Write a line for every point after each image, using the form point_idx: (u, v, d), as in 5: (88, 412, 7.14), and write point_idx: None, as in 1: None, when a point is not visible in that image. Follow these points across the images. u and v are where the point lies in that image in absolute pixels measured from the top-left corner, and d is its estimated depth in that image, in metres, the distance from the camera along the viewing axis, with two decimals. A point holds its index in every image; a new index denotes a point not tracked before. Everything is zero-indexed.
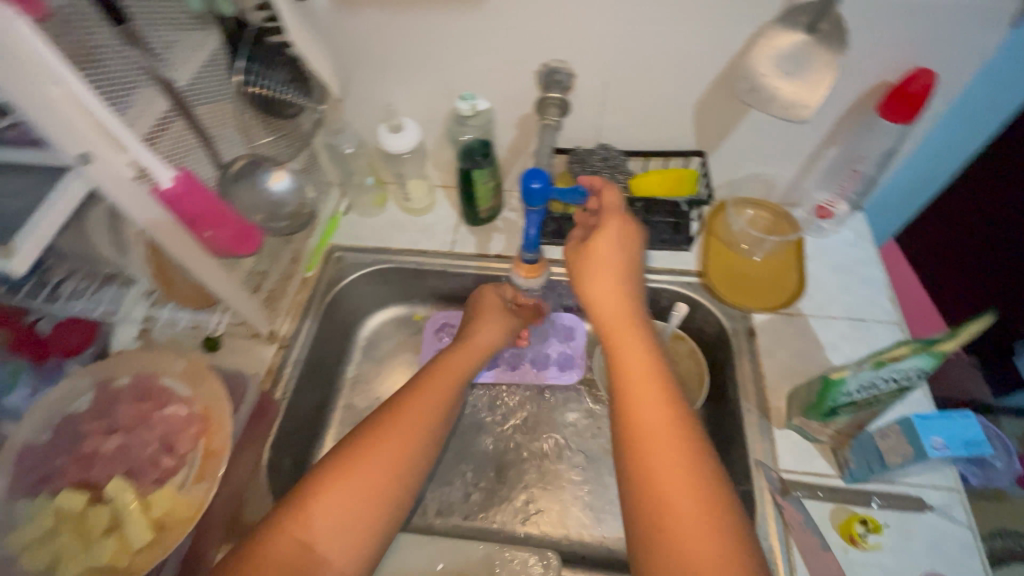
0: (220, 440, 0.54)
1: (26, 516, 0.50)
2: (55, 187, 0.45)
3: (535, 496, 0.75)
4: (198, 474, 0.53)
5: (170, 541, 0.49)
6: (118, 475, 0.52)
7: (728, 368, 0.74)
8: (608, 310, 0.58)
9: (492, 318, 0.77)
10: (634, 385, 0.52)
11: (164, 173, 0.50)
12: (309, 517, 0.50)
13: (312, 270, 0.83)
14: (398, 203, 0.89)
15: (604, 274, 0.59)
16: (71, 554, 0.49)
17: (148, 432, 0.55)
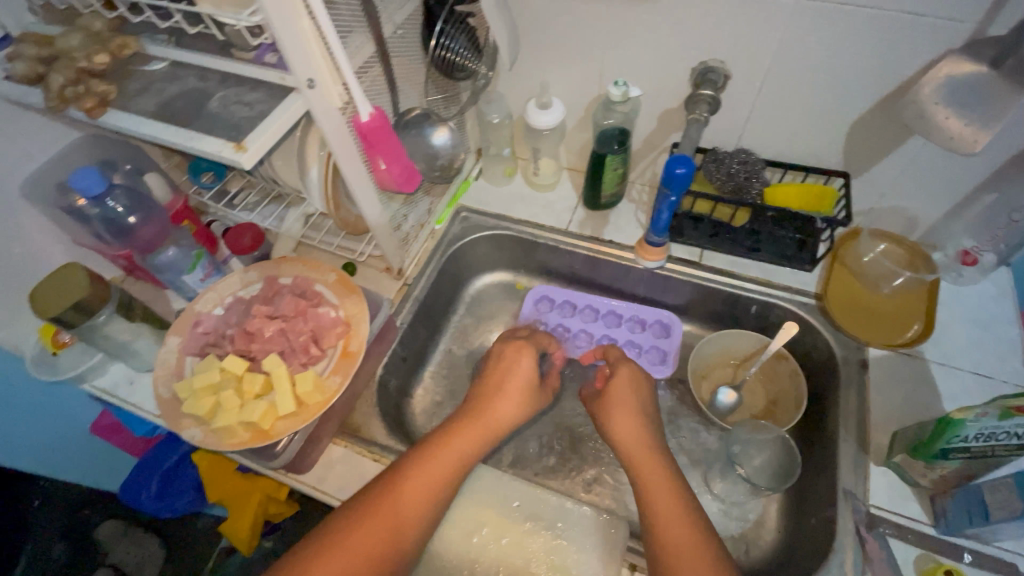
0: (357, 344, 0.62)
1: (199, 368, 0.60)
2: (281, 103, 0.55)
3: (605, 473, 0.78)
4: (335, 368, 0.61)
5: (307, 416, 0.57)
6: (274, 354, 0.60)
7: (830, 395, 0.73)
8: (631, 436, 0.62)
9: (519, 388, 0.68)
10: (656, 488, 0.56)
11: (365, 107, 0.57)
12: (388, 509, 0.53)
13: (441, 224, 0.91)
14: (525, 177, 0.95)
15: (624, 411, 0.64)
16: (227, 410, 0.57)
17: (301, 324, 0.63)
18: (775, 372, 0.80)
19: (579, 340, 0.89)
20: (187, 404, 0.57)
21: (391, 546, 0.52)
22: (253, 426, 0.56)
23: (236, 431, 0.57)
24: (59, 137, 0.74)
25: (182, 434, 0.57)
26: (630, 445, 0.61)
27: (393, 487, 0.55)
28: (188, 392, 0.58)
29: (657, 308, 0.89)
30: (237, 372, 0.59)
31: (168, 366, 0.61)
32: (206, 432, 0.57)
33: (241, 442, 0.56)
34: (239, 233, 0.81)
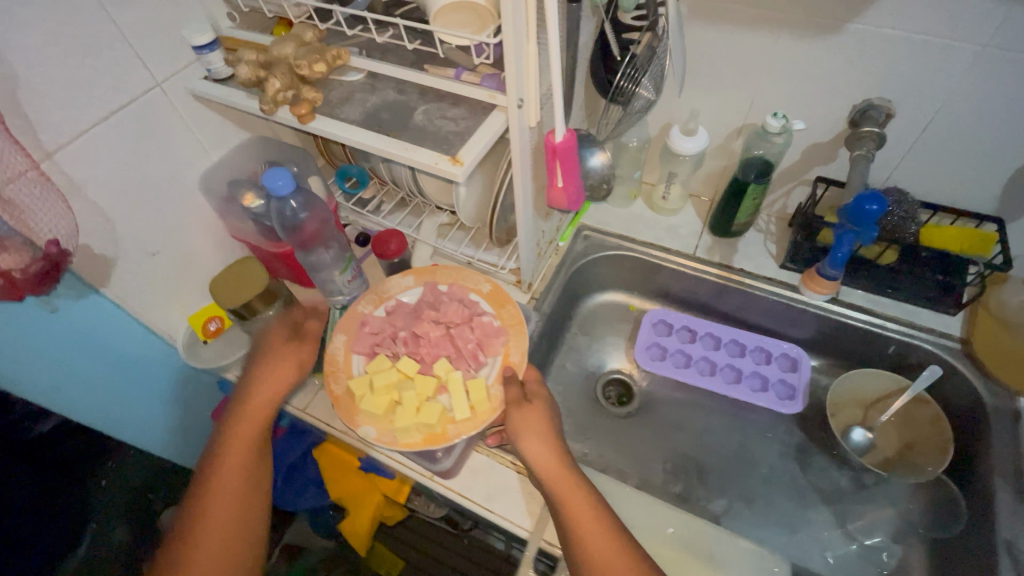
0: (519, 354, 0.63)
1: (372, 369, 0.61)
2: (485, 121, 0.57)
3: (734, 506, 0.76)
4: (499, 377, 0.62)
5: (478, 422, 0.58)
6: (445, 359, 0.62)
7: (979, 444, 0.71)
8: (546, 459, 0.56)
9: (290, 357, 0.67)
10: (580, 511, 0.53)
11: (562, 128, 0.58)
12: (235, 447, 0.61)
13: (564, 242, 0.92)
14: (648, 201, 0.96)
15: (538, 429, 0.57)
16: (404, 409, 0.58)
17: (469, 331, 0.64)
18: (911, 416, 0.77)
19: (701, 367, 0.88)
20: (366, 400, 0.59)
21: (251, 490, 0.60)
22: (429, 429, 0.57)
23: (412, 432, 0.57)
24: (232, 136, 0.78)
25: (358, 430, 0.58)
26: (546, 468, 0.55)
27: (240, 424, 0.62)
28: (364, 388, 0.60)
29: (781, 340, 0.88)
30: (408, 374, 0.61)
31: (339, 363, 0.63)
32: (382, 430, 0.58)
33: (414, 443, 0.57)
34: (386, 240, 0.81)
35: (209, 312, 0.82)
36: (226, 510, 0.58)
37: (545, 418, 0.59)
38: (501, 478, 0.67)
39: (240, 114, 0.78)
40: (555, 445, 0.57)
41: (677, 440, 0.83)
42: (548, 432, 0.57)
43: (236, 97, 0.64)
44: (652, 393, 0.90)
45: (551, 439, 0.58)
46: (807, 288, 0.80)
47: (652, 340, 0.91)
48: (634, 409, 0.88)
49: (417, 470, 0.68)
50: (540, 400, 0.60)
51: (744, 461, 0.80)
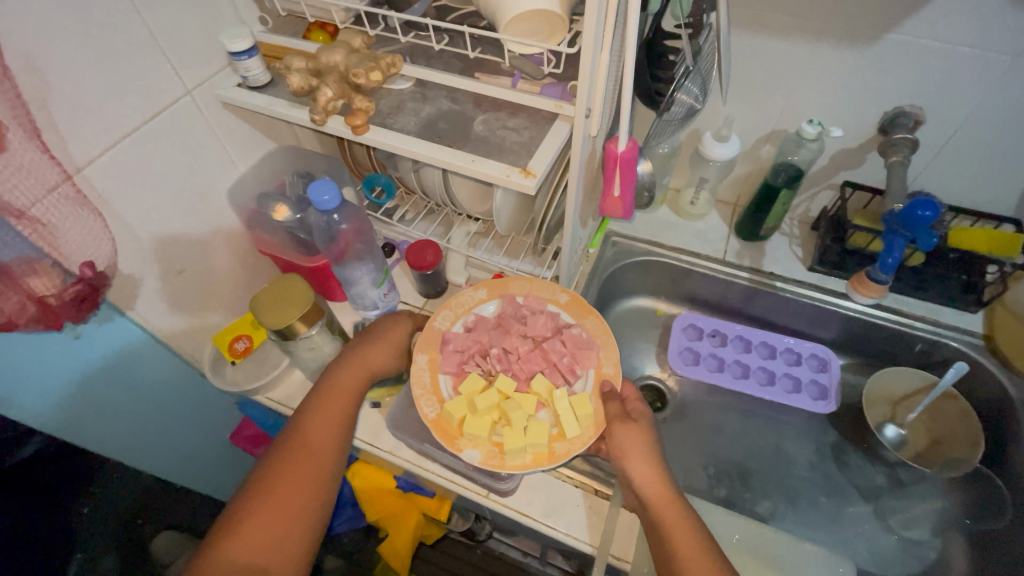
0: (614, 367, 0.60)
1: (465, 389, 0.58)
2: (549, 130, 0.55)
3: (779, 507, 0.77)
4: (598, 391, 0.59)
5: (588, 439, 0.55)
6: (540, 375, 0.59)
7: (1011, 438, 0.74)
8: (651, 483, 0.52)
9: (386, 342, 0.64)
10: (685, 540, 0.49)
11: (625, 138, 0.58)
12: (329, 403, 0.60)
13: (595, 248, 0.91)
14: (673, 206, 0.96)
15: (643, 449, 0.53)
16: (512, 430, 0.54)
17: (561, 344, 0.61)
18: (940, 411, 0.80)
19: (734, 370, 0.89)
20: (469, 422, 0.55)
21: (323, 467, 0.57)
22: (538, 449, 0.54)
23: (520, 454, 0.54)
24: (257, 145, 0.74)
25: (461, 454, 0.55)
26: (650, 492, 0.52)
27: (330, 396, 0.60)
28: (461, 410, 0.56)
29: (809, 342, 0.90)
30: (506, 392, 0.57)
31: (428, 385, 0.59)
32: (489, 453, 0.55)
33: (526, 465, 0.54)
34: (420, 250, 0.78)
35: (236, 330, 0.77)
36: (298, 485, 0.55)
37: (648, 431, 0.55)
38: (560, 492, 0.66)
39: (266, 122, 0.74)
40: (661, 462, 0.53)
41: (716, 444, 0.84)
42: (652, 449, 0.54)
43: (277, 106, 0.60)
44: (686, 398, 0.90)
45: (655, 460, 0.54)
46: (856, 291, 0.82)
47: (683, 345, 0.92)
48: (670, 415, 0.88)
49: (473, 487, 0.66)
50: (644, 418, 0.56)
51: (784, 463, 0.81)
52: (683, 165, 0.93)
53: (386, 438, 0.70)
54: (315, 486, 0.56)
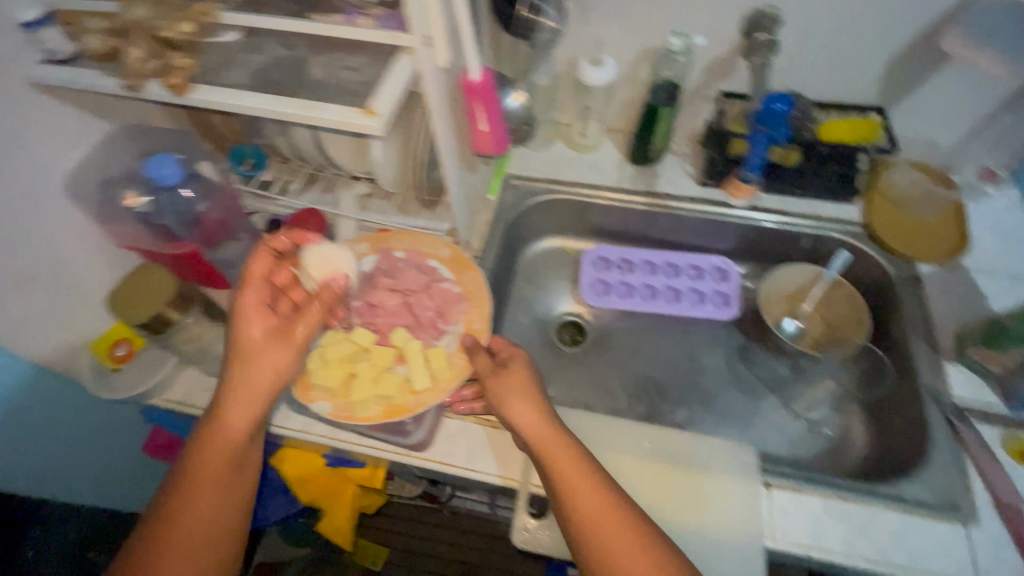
0: (481, 323, 0.61)
1: (323, 341, 0.58)
2: (391, 66, 0.52)
3: (696, 413, 0.81)
4: (461, 345, 0.59)
5: (439, 390, 0.56)
6: (403, 328, 0.59)
7: (891, 312, 0.80)
8: (537, 425, 0.54)
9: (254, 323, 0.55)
10: (576, 478, 0.51)
11: (475, 66, 0.56)
12: (235, 412, 0.53)
13: (493, 194, 0.89)
14: (566, 140, 0.94)
15: (525, 395, 0.55)
16: (362, 379, 0.56)
17: (428, 298, 0.62)
18: (832, 300, 0.85)
19: (645, 294, 0.91)
20: (321, 373, 0.56)
21: (234, 477, 0.53)
22: (388, 399, 0.55)
23: (370, 405, 0.55)
24: (90, 129, 0.67)
25: (311, 406, 0.55)
26: (540, 437, 0.53)
27: (236, 388, 0.53)
28: (317, 362, 0.57)
29: (710, 255, 0.93)
30: (366, 345, 0.59)
31: (289, 337, 0.59)
32: (338, 404, 0.55)
33: (374, 415, 0.55)
34: (301, 221, 0.74)
35: (114, 337, 0.71)
36: (212, 494, 0.52)
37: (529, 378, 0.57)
38: (481, 437, 0.66)
39: (94, 100, 0.66)
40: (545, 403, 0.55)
41: (635, 366, 0.87)
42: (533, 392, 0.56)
43: (88, 76, 0.54)
44: (604, 327, 0.92)
45: (538, 402, 0.56)
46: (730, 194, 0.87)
47: (595, 278, 0.93)
48: (590, 347, 0.90)
49: (397, 450, 0.65)
50: (520, 366, 0.57)
51: (698, 372, 0.85)
52: (568, 96, 0.91)
53: (295, 417, 0.68)
54: (240, 470, 0.54)
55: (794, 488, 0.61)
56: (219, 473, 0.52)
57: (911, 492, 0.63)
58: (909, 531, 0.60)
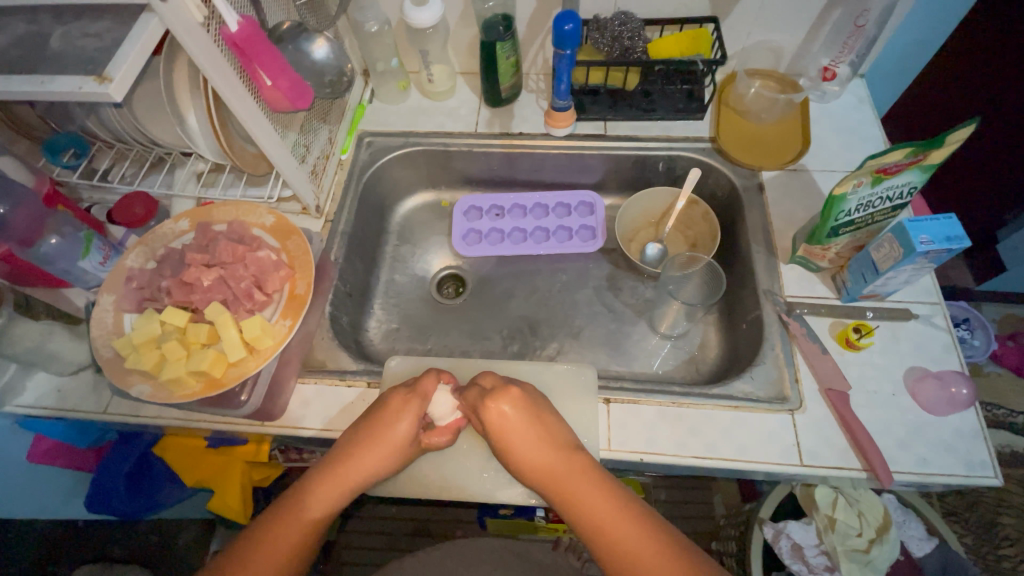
0: (303, 286, 0.62)
1: (136, 324, 0.57)
2: (132, 28, 0.49)
3: (566, 345, 0.83)
4: (284, 312, 0.60)
5: (259, 361, 0.57)
6: (217, 302, 0.58)
7: (738, 222, 0.82)
8: (546, 456, 0.56)
9: (391, 450, 0.59)
10: (591, 496, 0.54)
11: (231, 18, 0.54)
12: (268, 551, 0.53)
13: (346, 153, 0.87)
14: (419, 89, 0.92)
15: (517, 433, 0.57)
16: (173, 357, 0.55)
17: (243, 268, 0.60)
18: (690, 218, 0.88)
19: (516, 237, 0.92)
20: (133, 358, 0.55)
21: None
22: (203, 375, 0.55)
23: (186, 382, 0.55)
24: None
25: (131, 390, 0.55)
26: (551, 469, 0.56)
27: (348, 472, 0.57)
28: (129, 347, 0.56)
29: (578, 189, 0.93)
30: (180, 325, 0.58)
31: (105, 325, 0.58)
32: (156, 385, 0.55)
33: (193, 392, 0.55)
34: (127, 205, 0.72)
35: None
36: None
37: (538, 410, 0.60)
38: (334, 395, 0.68)
39: None
40: (553, 426, 0.59)
41: (509, 309, 0.88)
42: (538, 423, 0.58)
43: None
44: (481, 275, 0.92)
45: (543, 436, 0.58)
46: (550, 123, 0.85)
47: (465, 228, 0.92)
48: (468, 295, 0.90)
49: (244, 420, 0.66)
50: (517, 402, 0.59)
51: (568, 306, 0.87)
52: (407, 43, 0.89)
53: (148, 406, 0.68)
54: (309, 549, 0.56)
55: (631, 398, 0.65)
56: (291, 547, 0.54)
57: (744, 389, 0.66)
58: (737, 425, 0.63)
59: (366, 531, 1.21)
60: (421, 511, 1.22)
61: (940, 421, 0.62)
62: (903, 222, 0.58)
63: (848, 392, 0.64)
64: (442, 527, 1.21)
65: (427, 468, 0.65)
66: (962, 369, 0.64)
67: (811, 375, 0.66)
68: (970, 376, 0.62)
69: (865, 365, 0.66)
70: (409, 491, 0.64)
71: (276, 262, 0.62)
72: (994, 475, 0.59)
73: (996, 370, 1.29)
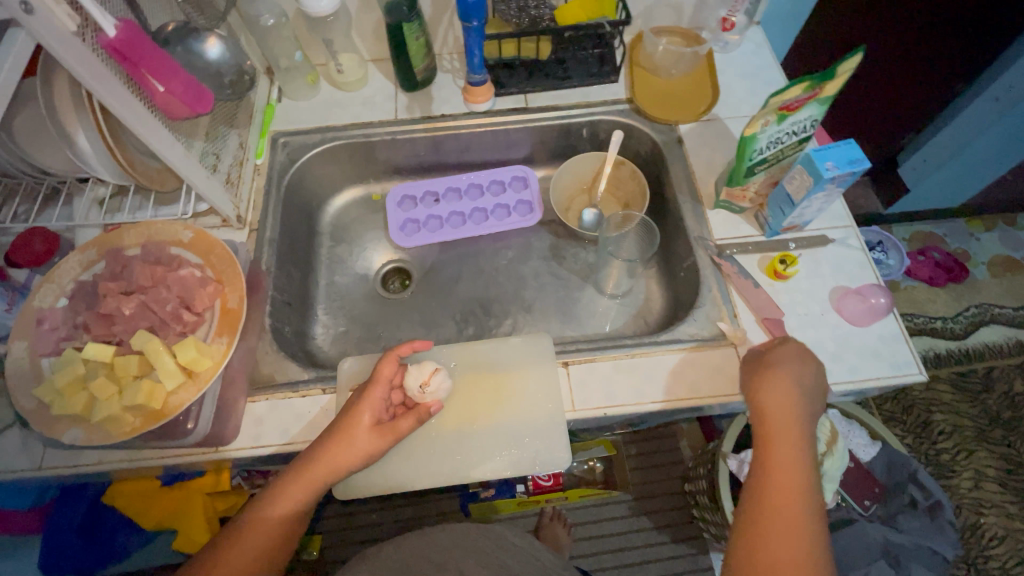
0: (234, 299, 0.59)
1: (55, 368, 0.53)
2: (1, 42, 0.46)
3: (519, 320, 0.84)
4: (219, 329, 0.57)
5: (199, 385, 0.54)
6: (144, 330, 0.55)
7: (664, 176, 0.85)
8: (778, 412, 0.54)
9: (355, 440, 0.57)
10: (780, 464, 0.52)
11: (107, 21, 0.50)
12: (250, 540, 0.53)
13: (262, 157, 0.82)
14: (330, 81, 0.89)
15: (784, 376, 0.56)
16: (103, 397, 0.52)
17: (166, 290, 0.57)
18: (619, 178, 0.90)
19: (454, 221, 0.91)
20: (57, 404, 0.51)
21: None
22: (140, 409, 0.52)
23: (123, 419, 0.52)
24: None
25: (62, 438, 0.51)
26: (777, 419, 0.54)
27: (316, 471, 0.55)
28: (51, 393, 0.52)
29: (508, 166, 0.93)
30: (106, 360, 0.54)
31: (20, 375, 0.54)
32: (91, 427, 0.52)
33: (132, 428, 0.52)
34: (25, 243, 0.66)
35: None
36: None
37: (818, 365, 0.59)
38: (289, 408, 0.66)
39: None
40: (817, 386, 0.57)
41: (457, 293, 0.87)
42: (808, 371, 0.57)
43: None
44: (424, 265, 0.91)
45: (799, 391, 0.56)
46: (471, 97, 0.84)
47: (401, 218, 0.90)
48: (415, 286, 0.89)
49: (196, 450, 0.63)
50: (803, 354, 0.59)
51: (513, 282, 0.87)
52: (308, 33, 0.85)
53: (87, 453, 0.63)
54: (275, 552, 0.54)
55: (587, 357, 0.67)
56: (263, 549, 0.53)
57: (690, 331, 0.69)
58: (689, 366, 0.66)
59: (347, 540, 1.18)
60: (404, 511, 1.21)
61: (865, 331, 0.68)
62: (809, 153, 0.62)
63: (781, 319, 0.68)
64: (428, 521, 1.20)
65: (396, 462, 0.64)
66: (878, 282, 0.70)
67: (747, 308, 0.70)
68: (885, 287, 0.69)
69: (793, 292, 0.71)
70: (382, 487, 0.64)
71: (202, 280, 0.59)
72: (917, 371, 0.65)
73: (912, 284, 1.42)
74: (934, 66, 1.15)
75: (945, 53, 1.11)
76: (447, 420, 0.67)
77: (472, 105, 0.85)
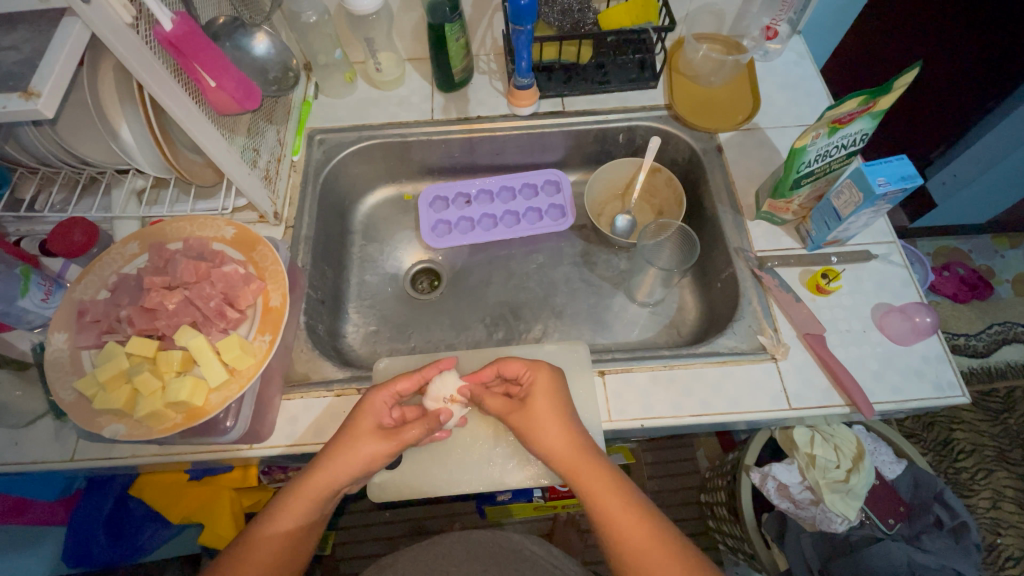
0: (276, 297, 0.58)
1: (98, 361, 0.53)
2: (57, 32, 0.46)
3: (550, 325, 0.83)
4: (262, 326, 0.57)
5: (242, 383, 0.53)
6: (187, 326, 0.55)
7: (701, 185, 0.84)
8: (557, 446, 0.56)
9: (358, 444, 0.56)
10: (605, 490, 0.53)
11: (164, 15, 0.50)
12: (256, 555, 0.52)
13: (298, 154, 0.82)
14: (367, 79, 0.89)
15: (540, 409, 0.58)
16: (145, 393, 0.51)
17: (209, 287, 0.57)
18: (654, 185, 0.89)
19: (485, 223, 0.91)
20: (100, 398, 0.51)
21: None
22: (182, 406, 0.52)
23: (165, 415, 0.51)
24: None
25: (104, 432, 0.51)
26: (560, 452, 0.56)
27: (322, 478, 0.55)
28: (94, 386, 0.52)
29: (542, 170, 0.93)
30: (149, 355, 0.54)
31: (62, 367, 0.54)
32: (133, 422, 0.51)
33: (174, 425, 0.51)
34: (65, 232, 0.65)
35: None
36: None
37: (563, 394, 0.59)
38: (323, 408, 0.65)
39: None
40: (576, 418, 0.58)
41: (487, 296, 0.87)
42: (561, 408, 0.58)
43: None
44: (454, 266, 0.90)
45: (563, 423, 0.57)
46: (514, 101, 0.83)
47: (432, 219, 0.90)
48: (444, 287, 0.88)
49: (232, 446, 0.63)
50: (546, 388, 0.59)
51: (544, 286, 0.87)
52: (349, 32, 0.85)
53: (121, 446, 0.63)
54: (286, 567, 0.53)
55: (625, 367, 0.67)
56: (271, 562, 0.52)
57: (728, 344, 0.68)
58: (727, 380, 0.65)
59: (361, 538, 1.18)
60: (419, 511, 1.21)
61: (907, 351, 0.66)
62: (861, 167, 0.61)
63: (823, 335, 0.67)
64: (442, 523, 1.20)
65: (432, 465, 0.64)
66: (922, 300, 0.69)
67: (787, 323, 0.69)
68: (930, 305, 0.67)
69: (835, 307, 0.70)
70: (415, 490, 0.63)
71: (245, 278, 0.59)
72: (960, 393, 0.64)
73: (937, 300, 1.40)
74: (962, 81, 1.13)
75: (977, 68, 1.09)
76: (481, 425, 0.66)
77: (514, 107, 0.84)
